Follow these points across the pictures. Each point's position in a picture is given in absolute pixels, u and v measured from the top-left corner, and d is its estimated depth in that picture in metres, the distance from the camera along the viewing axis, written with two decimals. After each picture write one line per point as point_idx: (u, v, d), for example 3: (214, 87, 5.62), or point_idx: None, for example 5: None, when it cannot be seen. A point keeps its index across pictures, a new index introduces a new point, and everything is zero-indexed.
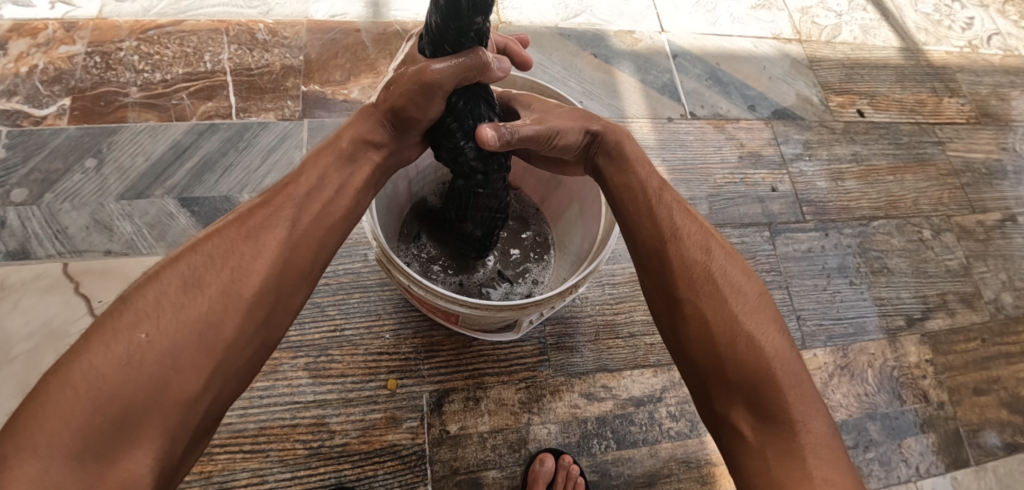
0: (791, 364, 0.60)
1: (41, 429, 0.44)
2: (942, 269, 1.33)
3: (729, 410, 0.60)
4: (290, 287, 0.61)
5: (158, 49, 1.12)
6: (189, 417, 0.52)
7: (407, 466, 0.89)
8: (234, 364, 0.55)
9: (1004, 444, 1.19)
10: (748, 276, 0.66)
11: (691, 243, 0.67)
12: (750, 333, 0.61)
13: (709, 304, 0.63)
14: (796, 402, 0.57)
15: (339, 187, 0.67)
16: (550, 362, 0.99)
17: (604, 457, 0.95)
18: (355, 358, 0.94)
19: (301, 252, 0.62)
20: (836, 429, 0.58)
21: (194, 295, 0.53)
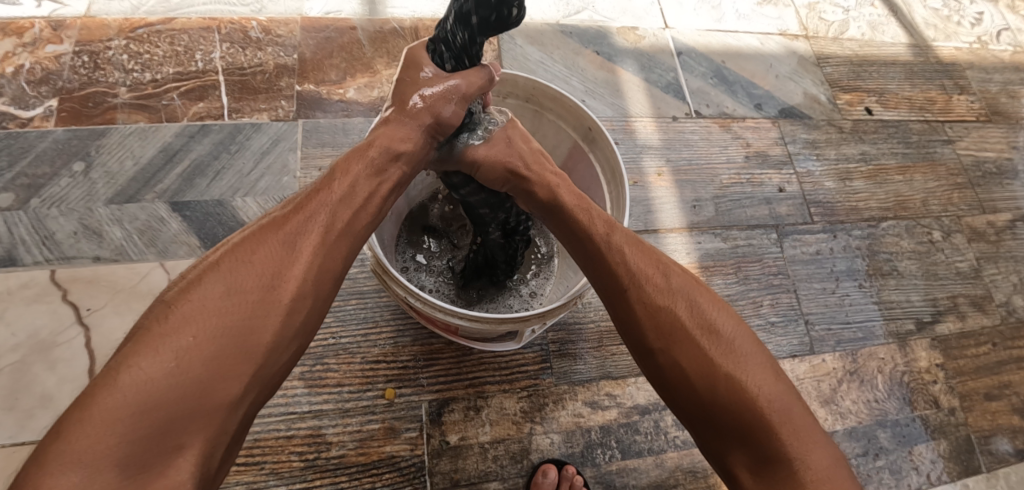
0: (779, 398, 0.55)
1: (85, 433, 0.40)
2: (952, 271, 1.30)
3: (728, 458, 0.56)
4: (329, 289, 0.56)
5: (148, 48, 1.09)
6: (231, 423, 0.47)
7: (407, 479, 0.87)
8: (274, 368, 0.51)
9: (1016, 451, 1.17)
10: (719, 307, 0.60)
11: (652, 288, 0.61)
12: (732, 373, 0.55)
13: (684, 353, 0.57)
14: (791, 438, 0.53)
15: (372, 195, 0.63)
16: (552, 370, 0.96)
17: (609, 467, 0.93)
18: (351, 367, 0.91)
19: (340, 253, 0.58)
20: (836, 452, 0.55)
21: (237, 295, 0.49)
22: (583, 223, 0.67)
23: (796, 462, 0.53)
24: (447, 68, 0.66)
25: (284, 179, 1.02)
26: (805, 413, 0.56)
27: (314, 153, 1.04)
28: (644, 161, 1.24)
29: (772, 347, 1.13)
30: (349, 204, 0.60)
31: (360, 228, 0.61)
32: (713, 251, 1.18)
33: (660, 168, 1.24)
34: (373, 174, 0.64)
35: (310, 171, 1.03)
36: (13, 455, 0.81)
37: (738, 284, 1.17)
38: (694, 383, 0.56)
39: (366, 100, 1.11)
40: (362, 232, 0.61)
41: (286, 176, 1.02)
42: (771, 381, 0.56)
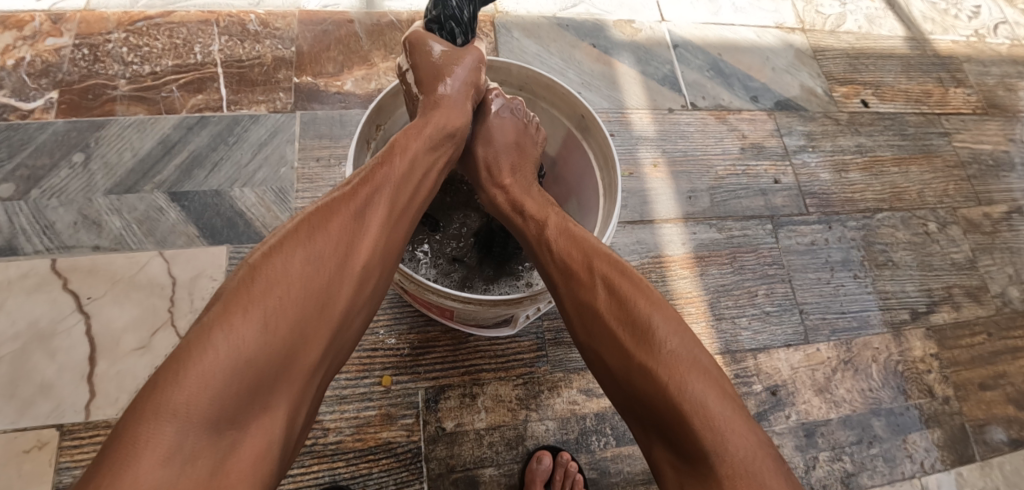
0: (693, 387, 0.53)
1: (188, 387, 0.42)
2: (948, 262, 1.31)
3: (655, 451, 0.56)
4: (389, 266, 0.60)
5: (147, 41, 1.10)
6: (304, 388, 0.51)
7: (403, 464, 0.88)
8: (340, 340, 0.55)
9: (1010, 440, 1.17)
10: (645, 297, 0.59)
11: (578, 283, 0.63)
12: (644, 363, 0.55)
13: (605, 345, 0.59)
14: (704, 434, 0.51)
15: (426, 173, 0.68)
16: (548, 358, 0.97)
17: (603, 454, 0.94)
18: (349, 354, 0.92)
19: (398, 232, 0.62)
20: (760, 445, 0.52)
21: (318, 266, 0.52)
22: (526, 226, 0.72)
23: (710, 456, 0.50)
24: (459, 42, 0.77)
25: (281, 171, 1.03)
26: (726, 403, 0.53)
27: (311, 144, 1.05)
28: (640, 152, 1.25)
29: (766, 336, 1.14)
30: (407, 184, 0.64)
31: (413, 208, 0.65)
32: (708, 241, 1.19)
33: (656, 159, 1.25)
34: (421, 153, 0.68)
35: (308, 161, 1.04)
36: (15, 441, 0.82)
37: (733, 274, 1.17)
38: (617, 374, 0.58)
39: (364, 93, 1.12)
40: (414, 213, 0.66)
41: (284, 167, 1.03)
42: (691, 372, 0.54)
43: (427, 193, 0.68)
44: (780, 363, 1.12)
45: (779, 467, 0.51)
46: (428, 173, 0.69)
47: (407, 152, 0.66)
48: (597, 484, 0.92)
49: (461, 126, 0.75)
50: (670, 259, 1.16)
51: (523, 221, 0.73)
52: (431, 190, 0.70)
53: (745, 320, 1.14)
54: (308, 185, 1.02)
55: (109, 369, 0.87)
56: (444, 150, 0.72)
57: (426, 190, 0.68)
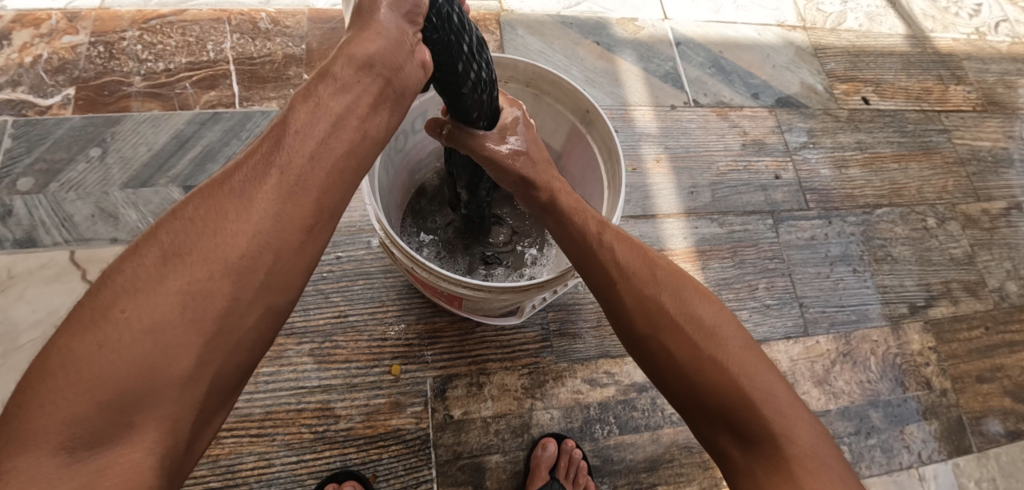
0: (761, 376, 0.56)
1: (24, 418, 0.37)
2: (946, 257, 1.33)
3: (719, 442, 0.58)
4: (305, 237, 0.47)
5: (161, 39, 1.12)
6: (191, 399, 0.42)
7: (412, 450, 0.91)
8: (239, 335, 0.44)
9: (1006, 432, 1.19)
10: (704, 297, 0.62)
11: (638, 279, 0.64)
12: (714, 355, 0.57)
13: (671, 340, 0.59)
14: (778, 422, 0.54)
15: (349, 117, 0.51)
16: (552, 348, 0.99)
17: (606, 442, 0.96)
18: (359, 344, 0.95)
19: (313, 195, 0.48)
20: (822, 433, 0.56)
21: (177, 262, 0.42)
22: (579, 222, 0.70)
23: (782, 440, 0.54)
24: None
25: None
26: (788, 392, 0.57)
27: None
28: (643, 148, 1.27)
29: (766, 328, 1.16)
30: (319, 137, 0.49)
31: (340, 160, 0.50)
32: (710, 236, 1.21)
33: (658, 154, 1.27)
34: (341, 96, 0.51)
35: None
36: None
37: (734, 268, 1.20)
38: (682, 367, 0.58)
39: None
40: (347, 166, 0.50)
41: None
42: (759, 366, 0.57)
43: (369, 143, 0.53)
44: (780, 355, 1.14)
45: (839, 453, 0.56)
46: (355, 116, 0.51)
47: (313, 102, 0.50)
48: (600, 471, 0.95)
49: (385, 49, 0.54)
50: (672, 253, 1.18)
51: (575, 215, 0.71)
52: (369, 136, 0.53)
53: (745, 313, 1.16)
54: None
55: None
56: (362, 84, 0.52)
57: (365, 137, 0.52)
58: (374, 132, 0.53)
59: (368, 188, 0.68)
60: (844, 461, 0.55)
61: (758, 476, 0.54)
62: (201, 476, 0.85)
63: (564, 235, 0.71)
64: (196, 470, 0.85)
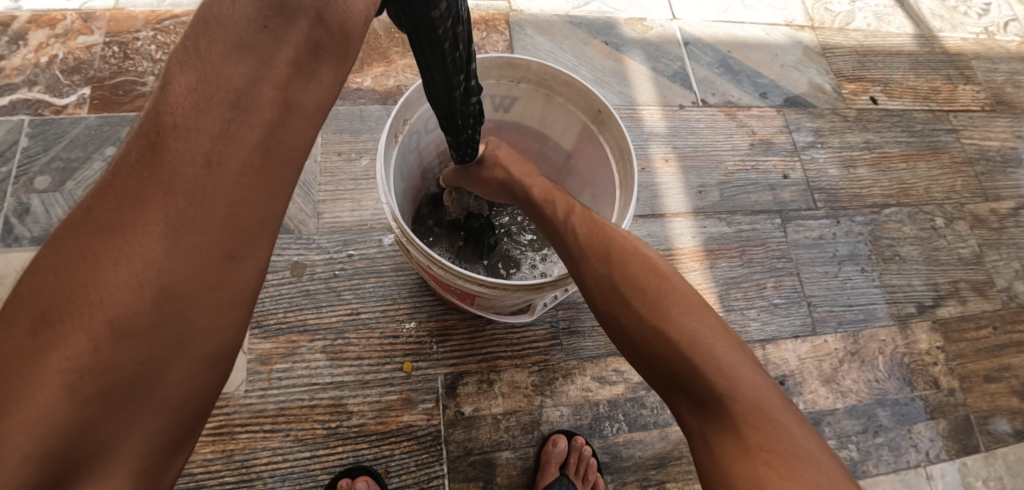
0: (704, 338, 0.54)
1: None
2: (954, 257, 1.33)
3: (680, 410, 0.56)
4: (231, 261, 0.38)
5: (174, 39, 1.13)
6: (124, 471, 0.37)
7: (423, 446, 0.92)
8: (161, 395, 0.38)
9: (1014, 431, 1.19)
10: (653, 269, 0.60)
11: (593, 256, 0.63)
12: (658, 324, 0.56)
13: (624, 313, 0.59)
14: (721, 383, 0.52)
15: (258, 86, 0.37)
16: (562, 346, 1.00)
17: (615, 439, 0.97)
18: (371, 341, 0.96)
19: (225, 210, 0.37)
20: (774, 390, 0.54)
21: (53, 334, 0.34)
22: (549, 212, 0.72)
23: (727, 400, 0.52)
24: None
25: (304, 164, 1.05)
26: (734, 352, 0.54)
27: (333, 139, 1.08)
28: (651, 147, 1.28)
29: (775, 327, 1.16)
30: (217, 129, 0.36)
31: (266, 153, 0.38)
32: (718, 235, 1.22)
33: (666, 154, 1.28)
34: (241, 63, 0.36)
35: (330, 155, 1.06)
36: None
37: (742, 267, 1.20)
38: (634, 338, 0.58)
39: (381, 89, 1.13)
40: (272, 159, 0.38)
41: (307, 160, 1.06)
42: (705, 331, 0.55)
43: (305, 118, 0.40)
44: (788, 354, 1.15)
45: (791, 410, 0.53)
46: (270, 91, 0.37)
47: (197, 70, 0.36)
48: (609, 468, 0.95)
49: None
50: (680, 251, 1.19)
51: (549, 206, 0.72)
52: (307, 111, 0.39)
53: (753, 312, 1.17)
54: (329, 179, 1.05)
55: None
56: (278, 37, 0.37)
57: (292, 113, 0.39)
58: (306, 100, 0.39)
59: (385, 186, 0.69)
60: (797, 418, 0.52)
61: (709, 438, 0.53)
62: (216, 470, 0.86)
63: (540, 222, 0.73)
64: (211, 464, 0.86)
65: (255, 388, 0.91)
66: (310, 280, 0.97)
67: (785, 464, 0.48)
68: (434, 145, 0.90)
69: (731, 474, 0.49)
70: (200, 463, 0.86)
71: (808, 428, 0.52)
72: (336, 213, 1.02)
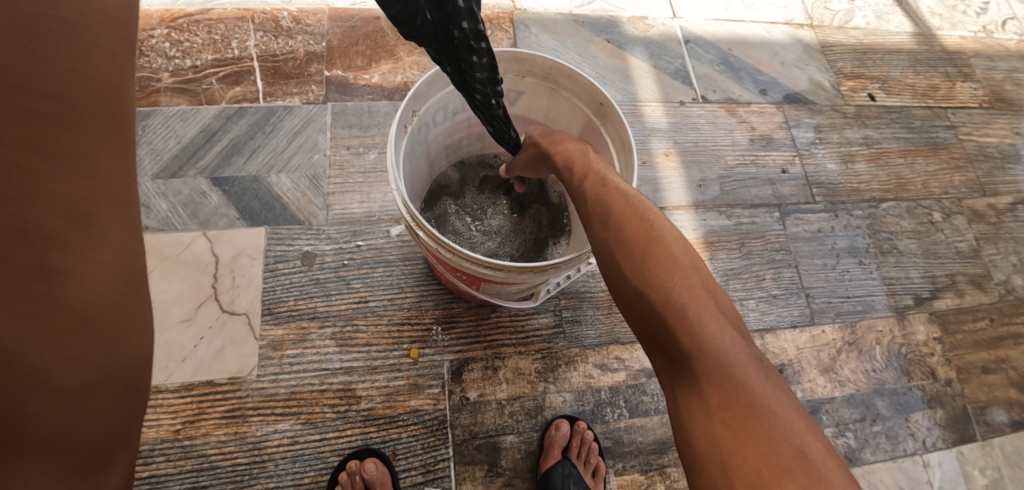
0: (683, 300, 0.55)
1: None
2: (952, 251, 1.35)
3: (660, 371, 0.59)
4: (81, 233, 0.42)
5: (188, 37, 1.14)
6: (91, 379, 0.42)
7: (430, 430, 0.94)
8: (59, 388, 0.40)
9: (1011, 422, 1.21)
10: (647, 233, 0.60)
11: (595, 221, 0.65)
12: (643, 287, 0.57)
13: (617, 276, 0.61)
14: (692, 347, 0.53)
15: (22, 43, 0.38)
16: (565, 334, 1.03)
17: (617, 424, 1.00)
18: (379, 328, 0.98)
19: (60, 204, 0.41)
20: (753, 357, 0.54)
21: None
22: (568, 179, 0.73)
23: (696, 362, 0.53)
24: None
25: (315, 157, 1.08)
26: (711, 313, 0.55)
27: (341, 133, 1.11)
28: (653, 142, 1.31)
29: (774, 317, 1.19)
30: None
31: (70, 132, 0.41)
32: (718, 227, 1.24)
33: (667, 149, 1.30)
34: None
35: (339, 149, 1.09)
36: None
37: (742, 259, 1.23)
38: (625, 301, 0.60)
39: (389, 86, 1.16)
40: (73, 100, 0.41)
41: (318, 154, 1.09)
42: (684, 294, 0.55)
43: (87, 78, 0.42)
44: (787, 343, 1.17)
45: (768, 378, 0.53)
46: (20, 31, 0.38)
47: None
48: (611, 452, 0.98)
49: None
50: None
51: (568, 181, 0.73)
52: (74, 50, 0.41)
53: (753, 302, 1.19)
54: (339, 172, 1.08)
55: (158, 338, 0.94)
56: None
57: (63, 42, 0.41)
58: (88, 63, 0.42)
59: (395, 174, 0.72)
60: (769, 378, 0.53)
61: (678, 396, 0.55)
62: (229, 452, 0.89)
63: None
64: (224, 446, 0.89)
65: (267, 373, 0.94)
66: (321, 269, 1.00)
67: (743, 423, 0.49)
68: (443, 136, 0.93)
69: (693, 429, 0.52)
70: (213, 445, 0.89)
71: (781, 388, 0.52)
72: (345, 204, 1.05)
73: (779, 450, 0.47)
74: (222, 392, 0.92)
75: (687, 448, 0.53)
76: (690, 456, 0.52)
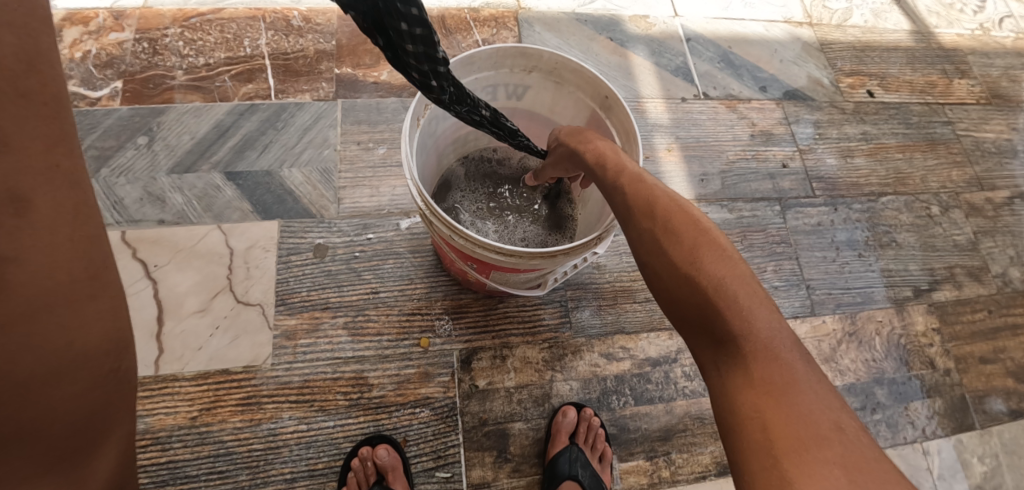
0: (733, 288, 0.56)
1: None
2: (950, 243, 1.37)
3: (699, 355, 0.59)
4: (25, 220, 0.47)
5: (201, 36, 1.16)
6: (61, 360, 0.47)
7: (440, 417, 0.97)
8: (31, 377, 0.45)
9: (1009, 410, 1.23)
10: (692, 223, 0.61)
11: (637, 211, 0.66)
12: (690, 273, 0.58)
13: (659, 262, 0.61)
14: (740, 329, 0.54)
15: None
16: (571, 324, 1.05)
17: (623, 412, 1.02)
18: (390, 318, 1.01)
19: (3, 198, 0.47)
20: (797, 345, 0.55)
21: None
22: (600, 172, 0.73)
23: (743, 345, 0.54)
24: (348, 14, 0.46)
25: (326, 152, 1.11)
26: (760, 300, 0.56)
27: (351, 129, 1.13)
28: (655, 138, 1.33)
29: None
30: None
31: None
32: (719, 221, 1.27)
33: (670, 144, 1.33)
34: None
35: (349, 144, 1.12)
36: None
37: (743, 252, 1.25)
38: (667, 287, 0.60)
39: (398, 83, 1.19)
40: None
41: (329, 148, 1.11)
42: (731, 280, 0.57)
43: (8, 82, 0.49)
44: None
45: (811, 365, 0.54)
46: None
47: None
48: (617, 439, 1.00)
49: None
50: None
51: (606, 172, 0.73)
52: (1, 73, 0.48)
53: None
54: (349, 166, 1.10)
55: (175, 328, 0.96)
56: None
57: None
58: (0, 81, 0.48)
59: (410, 163, 0.75)
60: (809, 364, 0.54)
61: (719, 378, 0.56)
62: (245, 438, 0.92)
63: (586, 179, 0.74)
64: (240, 432, 0.92)
65: (281, 362, 0.96)
66: (332, 261, 1.03)
67: (789, 402, 0.50)
68: (453, 128, 0.95)
69: (736, 407, 0.53)
70: (228, 431, 0.92)
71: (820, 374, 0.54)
72: (356, 198, 1.08)
73: (820, 426, 0.49)
74: (237, 380, 0.95)
75: (725, 425, 0.54)
76: (729, 432, 0.53)
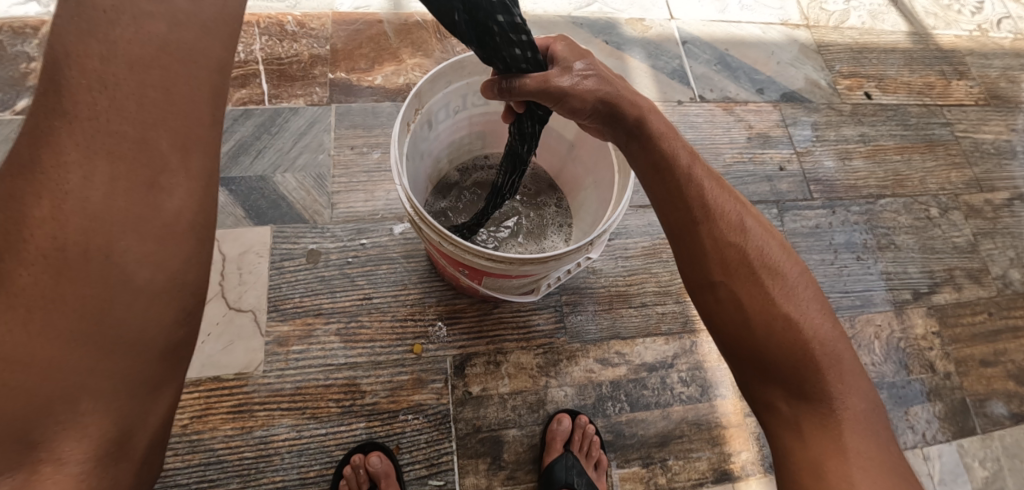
0: (834, 344, 0.58)
1: (59, 419, 0.40)
2: (949, 245, 1.36)
3: (767, 393, 0.59)
4: (168, 169, 0.42)
5: None
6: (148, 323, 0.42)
7: (433, 424, 0.96)
8: (130, 337, 0.42)
9: (1010, 414, 1.22)
10: (787, 258, 0.62)
11: (723, 226, 0.63)
12: (790, 315, 0.58)
13: (746, 289, 0.60)
14: (833, 382, 0.56)
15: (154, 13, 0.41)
16: (566, 330, 1.04)
17: (618, 418, 1.01)
18: (383, 324, 1.00)
19: (165, 143, 0.42)
20: (874, 404, 0.58)
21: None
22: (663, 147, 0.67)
23: (835, 400, 0.56)
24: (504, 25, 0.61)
25: (320, 157, 1.10)
26: (850, 359, 0.58)
27: (346, 134, 1.13)
28: None
29: None
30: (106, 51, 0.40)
31: (177, 76, 0.42)
32: None
33: None
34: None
35: (343, 149, 1.11)
36: None
37: None
38: (750, 319, 0.59)
39: (392, 87, 1.19)
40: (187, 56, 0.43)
41: (323, 153, 1.11)
42: (825, 330, 0.59)
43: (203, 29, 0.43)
44: None
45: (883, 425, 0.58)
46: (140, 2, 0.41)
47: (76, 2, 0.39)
48: (612, 445, 0.99)
49: None
50: None
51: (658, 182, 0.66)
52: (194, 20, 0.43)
53: None
54: (343, 171, 1.10)
55: None
56: None
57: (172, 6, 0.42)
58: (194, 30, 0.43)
59: (399, 168, 0.74)
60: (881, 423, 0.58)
61: (799, 424, 0.57)
62: (236, 446, 0.91)
63: (647, 169, 0.68)
64: (231, 440, 0.91)
65: (273, 368, 0.95)
66: (325, 267, 1.02)
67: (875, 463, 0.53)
68: (444, 133, 0.94)
69: (816, 459, 0.54)
70: (219, 439, 0.91)
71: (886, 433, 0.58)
72: (350, 203, 1.07)
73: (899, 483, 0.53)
74: (229, 387, 0.94)
75: (797, 469, 0.55)
76: (790, 467, 0.56)
